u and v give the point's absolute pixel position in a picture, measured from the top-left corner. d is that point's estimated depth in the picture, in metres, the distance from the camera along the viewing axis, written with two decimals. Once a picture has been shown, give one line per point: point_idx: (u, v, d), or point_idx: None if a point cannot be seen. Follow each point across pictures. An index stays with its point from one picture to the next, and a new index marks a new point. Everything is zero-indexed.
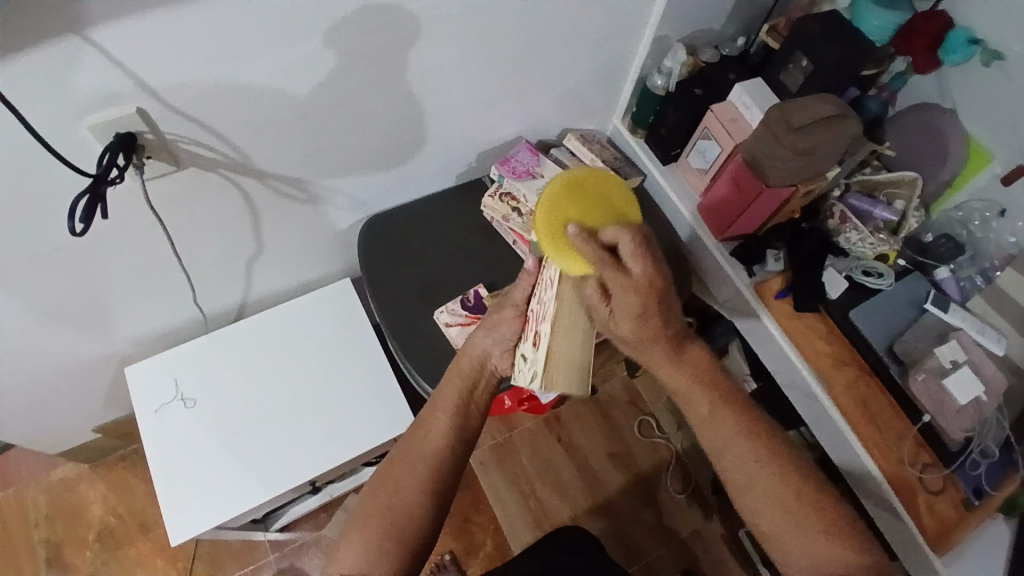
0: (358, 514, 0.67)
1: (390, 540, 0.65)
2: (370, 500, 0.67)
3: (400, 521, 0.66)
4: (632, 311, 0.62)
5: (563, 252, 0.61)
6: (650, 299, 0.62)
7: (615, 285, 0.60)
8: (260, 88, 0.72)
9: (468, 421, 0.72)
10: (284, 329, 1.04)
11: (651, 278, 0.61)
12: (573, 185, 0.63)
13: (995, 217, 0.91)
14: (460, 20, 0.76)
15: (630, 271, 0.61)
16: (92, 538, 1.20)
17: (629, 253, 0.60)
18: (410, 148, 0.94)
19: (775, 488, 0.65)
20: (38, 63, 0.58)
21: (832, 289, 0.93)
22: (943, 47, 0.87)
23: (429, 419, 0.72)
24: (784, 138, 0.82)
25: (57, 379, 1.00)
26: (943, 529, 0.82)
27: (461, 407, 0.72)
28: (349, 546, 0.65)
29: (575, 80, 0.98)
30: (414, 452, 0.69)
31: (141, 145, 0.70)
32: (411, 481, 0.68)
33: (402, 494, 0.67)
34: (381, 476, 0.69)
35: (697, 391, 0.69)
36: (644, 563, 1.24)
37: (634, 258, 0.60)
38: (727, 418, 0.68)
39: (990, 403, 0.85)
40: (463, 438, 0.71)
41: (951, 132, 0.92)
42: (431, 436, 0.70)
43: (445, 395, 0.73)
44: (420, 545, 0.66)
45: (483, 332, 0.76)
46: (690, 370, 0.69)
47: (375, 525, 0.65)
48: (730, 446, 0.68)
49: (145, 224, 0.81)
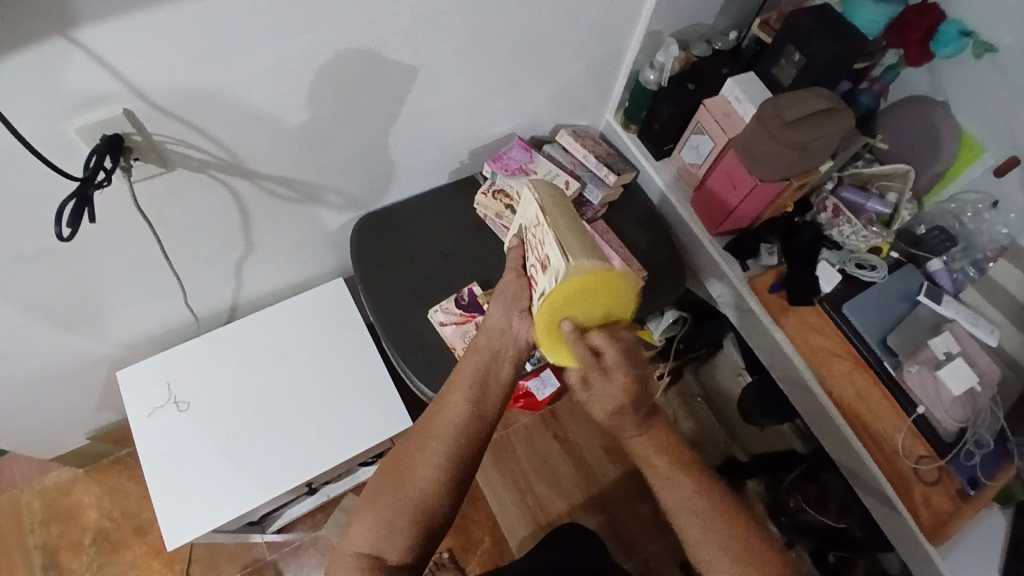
0: (370, 492, 0.67)
1: (404, 517, 0.64)
2: (383, 478, 0.67)
3: (415, 497, 0.65)
4: (611, 401, 0.66)
5: (553, 338, 0.67)
6: (628, 399, 0.66)
7: (598, 389, 0.66)
8: (251, 88, 0.71)
9: (487, 397, 0.71)
10: (277, 331, 1.03)
11: (630, 384, 0.66)
12: (589, 284, 0.61)
13: (988, 208, 0.91)
14: (450, 17, 0.76)
15: (611, 376, 0.65)
16: (88, 542, 1.19)
17: (612, 357, 0.65)
18: (402, 147, 0.93)
19: (735, 555, 0.64)
20: (24, 66, 0.57)
21: (826, 282, 0.93)
22: (936, 39, 0.87)
23: (447, 394, 0.71)
24: (777, 132, 0.82)
25: (48, 383, 0.99)
26: (938, 520, 0.83)
27: (480, 381, 0.71)
28: (361, 523, 0.65)
29: (567, 76, 0.97)
30: (431, 428, 0.69)
31: (128, 147, 0.69)
32: (427, 456, 0.67)
33: (417, 470, 0.66)
34: (397, 454, 0.68)
35: (659, 457, 0.69)
36: (641, 558, 1.25)
37: (617, 368, 0.65)
38: (689, 486, 0.68)
39: (984, 394, 0.85)
40: (481, 414, 0.70)
41: (942, 124, 0.92)
42: (448, 411, 0.69)
43: (463, 369, 0.72)
44: (434, 521, 0.66)
45: (497, 302, 0.75)
46: (655, 442, 0.70)
47: (388, 501, 0.65)
48: (686, 509, 0.67)
49: (134, 226, 0.80)
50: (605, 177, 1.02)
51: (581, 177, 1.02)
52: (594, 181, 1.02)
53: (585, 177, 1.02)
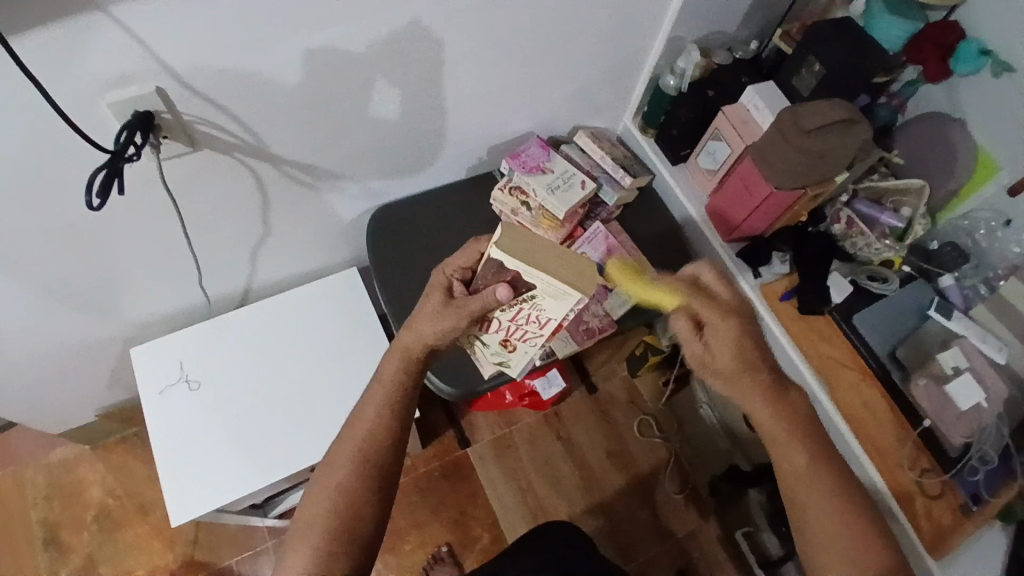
0: (299, 520, 0.68)
1: (334, 541, 0.66)
2: (309, 506, 0.68)
3: (343, 520, 0.67)
4: (730, 341, 0.63)
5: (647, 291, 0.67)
6: (743, 325, 0.63)
7: (714, 325, 0.64)
8: (279, 73, 0.72)
9: (400, 409, 0.72)
10: (289, 317, 1.04)
11: (741, 307, 0.65)
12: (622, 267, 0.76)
13: (1000, 227, 0.91)
14: (477, 11, 0.77)
15: (714, 298, 0.65)
16: (90, 519, 1.20)
17: (717, 285, 0.66)
18: (422, 140, 0.94)
19: (836, 522, 0.62)
20: (63, 39, 0.59)
21: (837, 293, 0.94)
22: (954, 57, 0.87)
23: (359, 413, 0.72)
24: (793, 139, 0.84)
25: (60, 357, 1.00)
26: (938, 533, 0.82)
27: (390, 398, 0.72)
28: (293, 554, 0.66)
29: (589, 76, 0.98)
30: (340, 455, 0.70)
31: (157, 124, 0.70)
32: (349, 477, 0.68)
33: (339, 494, 0.68)
34: (319, 478, 0.70)
35: (786, 431, 0.64)
36: (638, 563, 1.25)
37: (720, 286, 0.66)
38: (819, 464, 0.64)
39: (989, 410, 0.84)
40: (389, 431, 0.71)
41: (958, 141, 0.93)
42: (361, 430, 0.71)
43: (372, 394, 0.73)
44: (369, 536, 0.68)
45: (428, 325, 0.71)
46: (782, 416, 0.65)
47: (316, 530, 0.66)
48: (810, 481, 0.63)
49: (157, 205, 0.82)
50: (620, 179, 1.03)
51: (596, 178, 1.02)
52: (609, 183, 1.03)
53: (601, 178, 1.03)
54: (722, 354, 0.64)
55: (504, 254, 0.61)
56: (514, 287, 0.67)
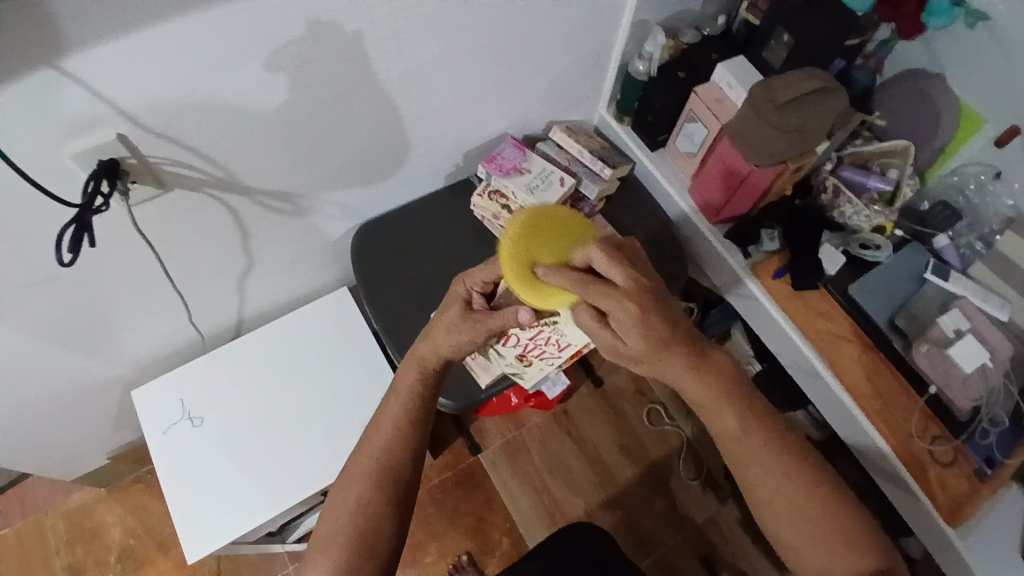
0: (317, 537, 0.66)
1: (355, 555, 0.65)
2: (326, 522, 0.67)
3: (365, 531, 0.66)
4: (641, 328, 0.58)
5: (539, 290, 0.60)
6: (651, 303, 0.58)
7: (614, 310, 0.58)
8: (238, 107, 0.72)
9: (420, 417, 0.71)
10: (285, 344, 1.04)
11: (640, 282, 0.58)
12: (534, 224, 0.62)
13: (991, 180, 0.90)
14: (432, 21, 0.76)
15: (611, 281, 0.58)
16: (113, 559, 1.21)
17: (604, 266, 0.59)
18: (393, 154, 0.93)
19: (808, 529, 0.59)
20: (15, 99, 0.58)
21: (830, 264, 0.91)
22: (928, 10, 0.84)
23: (377, 423, 0.71)
24: (771, 116, 0.81)
25: (64, 406, 1.01)
26: (954, 501, 0.81)
27: (411, 406, 0.71)
28: (312, 572, 0.64)
29: (557, 71, 0.96)
30: (358, 467, 0.68)
31: (124, 170, 0.70)
32: (368, 489, 0.67)
33: (359, 503, 0.66)
34: (336, 492, 0.68)
35: (754, 441, 0.61)
36: (661, 552, 1.24)
37: (613, 269, 0.58)
38: (781, 468, 0.60)
39: (995, 371, 0.83)
40: (409, 445, 0.70)
41: (939, 98, 0.90)
42: (379, 441, 0.69)
43: (389, 405, 0.71)
44: (390, 547, 0.67)
45: (440, 338, 0.71)
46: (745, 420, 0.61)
47: (336, 545, 0.65)
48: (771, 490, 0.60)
49: (135, 249, 0.82)
50: (600, 171, 1.01)
51: (576, 173, 1.01)
52: (589, 175, 1.01)
53: (581, 172, 1.01)
54: (635, 340, 0.58)
55: (548, 280, 0.58)
56: (535, 309, 0.68)
